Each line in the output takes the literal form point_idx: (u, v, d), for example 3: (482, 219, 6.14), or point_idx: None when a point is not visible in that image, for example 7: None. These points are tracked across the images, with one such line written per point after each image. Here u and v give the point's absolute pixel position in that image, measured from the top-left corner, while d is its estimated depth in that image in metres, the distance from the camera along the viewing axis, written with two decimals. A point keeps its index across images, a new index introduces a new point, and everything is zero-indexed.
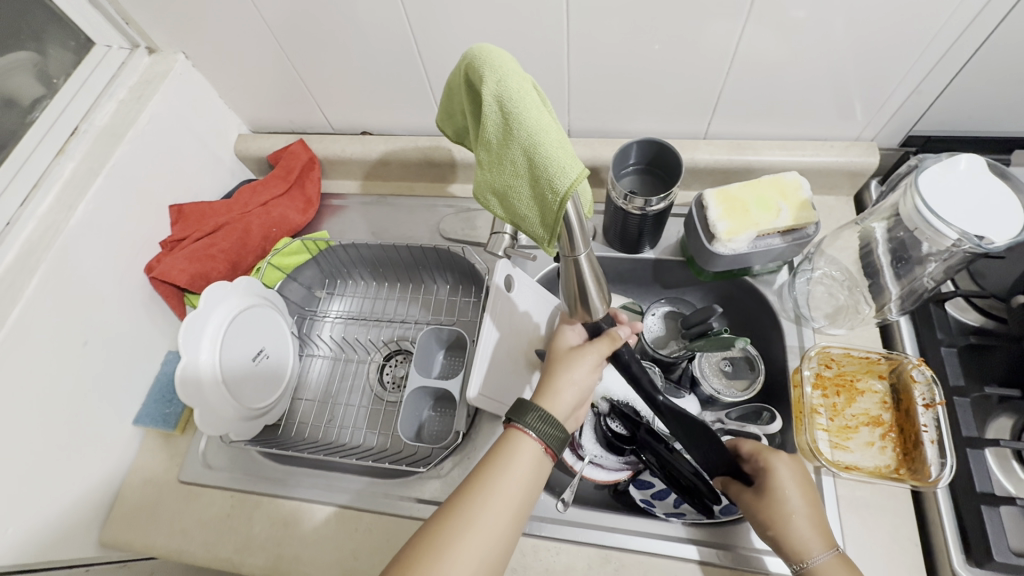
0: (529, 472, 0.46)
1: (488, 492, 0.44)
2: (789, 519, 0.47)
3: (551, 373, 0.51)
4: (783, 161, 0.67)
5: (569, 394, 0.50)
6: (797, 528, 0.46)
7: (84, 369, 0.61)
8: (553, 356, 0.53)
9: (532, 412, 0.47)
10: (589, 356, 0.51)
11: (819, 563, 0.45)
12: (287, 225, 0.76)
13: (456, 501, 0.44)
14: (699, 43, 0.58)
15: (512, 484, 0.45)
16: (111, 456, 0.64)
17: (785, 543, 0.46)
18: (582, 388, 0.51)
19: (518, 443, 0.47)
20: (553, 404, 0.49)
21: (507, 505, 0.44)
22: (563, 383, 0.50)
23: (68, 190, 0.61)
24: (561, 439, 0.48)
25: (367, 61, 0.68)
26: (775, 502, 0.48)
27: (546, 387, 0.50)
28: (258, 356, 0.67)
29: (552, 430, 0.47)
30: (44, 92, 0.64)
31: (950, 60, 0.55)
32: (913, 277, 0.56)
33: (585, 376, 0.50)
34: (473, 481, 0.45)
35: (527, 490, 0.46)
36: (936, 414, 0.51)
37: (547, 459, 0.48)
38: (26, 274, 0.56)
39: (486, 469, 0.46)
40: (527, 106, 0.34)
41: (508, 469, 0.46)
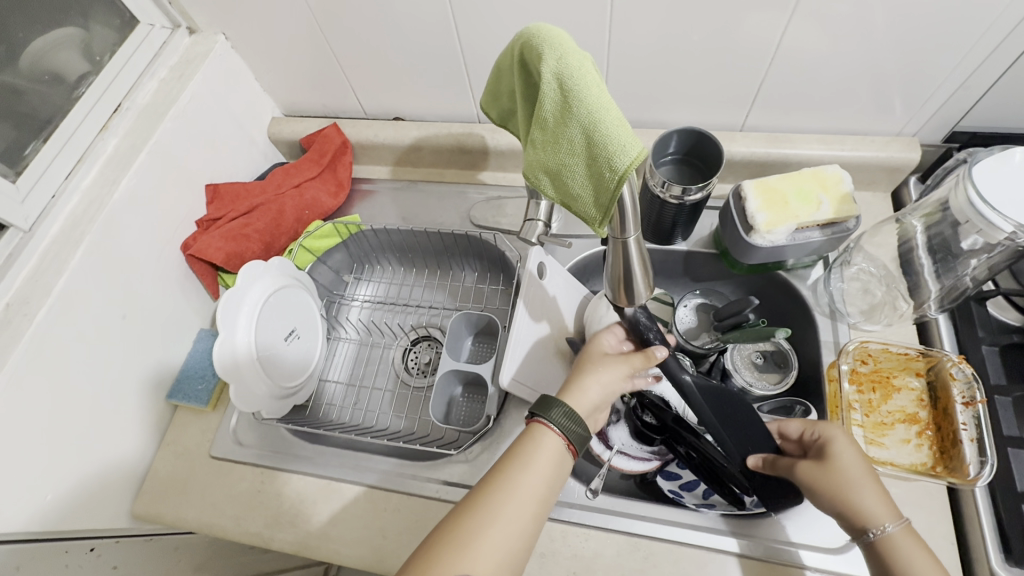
0: (557, 453, 0.47)
1: (523, 468, 0.45)
2: (859, 485, 0.45)
3: (581, 372, 0.52)
4: (822, 155, 0.67)
5: (595, 395, 0.50)
6: (868, 497, 0.44)
7: (124, 341, 0.62)
8: (587, 358, 0.54)
9: (556, 408, 0.47)
10: (622, 366, 0.52)
11: (894, 530, 0.43)
12: (319, 208, 0.77)
13: (500, 465, 0.46)
14: (742, 34, 0.58)
15: (540, 470, 0.45)
16: (146, 429, 0.65)
17: (858, 510, 0.44)
18: (608, 393, 0.51)
19: (541, 435, 0.47)
20: (577, 402, 0.49)
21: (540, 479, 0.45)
22: (591, 382, 0.50)
23: (111, 165, 0.62)
24: (582, 436, 0.48)
25: (403, 45, 0.68)
26: (842, 467, 0.46)
27: (573, 382, 0.51)
28: (291, 336, 0.68)
29: (575, 428, 0.47)
30: (89, 68, 0.64)
31: (1002, 53, 0.53)
32: (956, 275, 0.55)
33: (613, 378, 0.51)
34: (504, 460, 0.46)
35: (557, 466, 0.46)
36: (976, 412, 0.50)
37: (568, 456, 0.47)
38: (71, 247, 0.57)
39: (518, 447, 0.47)
40: (587, 84, 0.34)
41: (539, 449, 0.46)
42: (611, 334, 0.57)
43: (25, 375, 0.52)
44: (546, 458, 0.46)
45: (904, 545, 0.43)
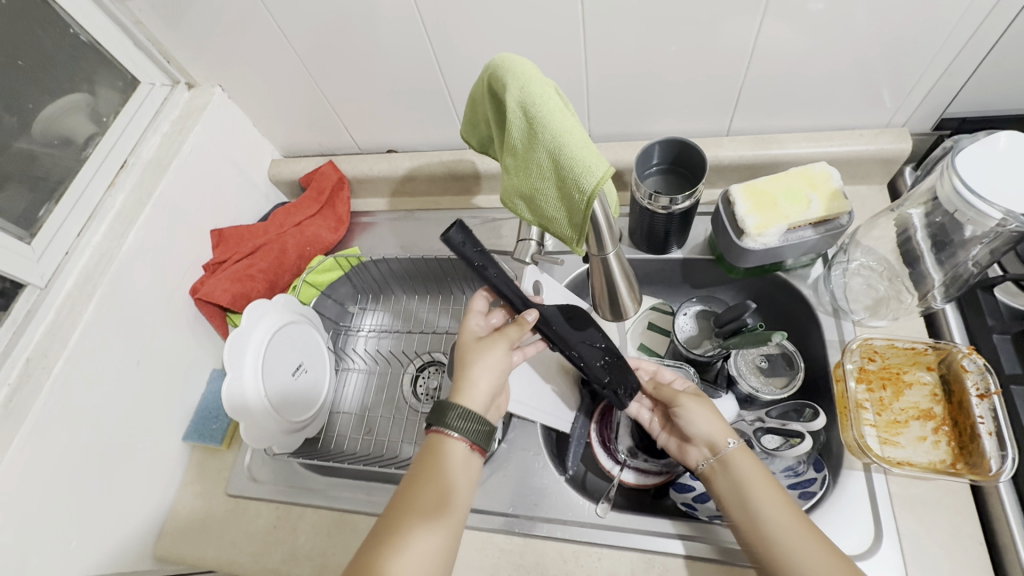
0: (463, 460, 0.48)
1: (430, 483, 0.46)
2: (713, 411, 0.53)
3: (464, 366, 0.50)
4: (811, 153, 0.66)
5: (487, 383, 0.49)
6: (716, 421, 0.52)
7: (138, 387, 0.64)
8: (462, 351, 0.52)
9: (452, 413, 0.48)
10: (497, 345, 0.51)
11: (735, 447, 0.50)
12: (320, 243, 0.79)
13: (410, 486, 0.46)
14: (717, 42, 0.58)
15: (446, 479, 0.46)
16: (164, 471, 0.67)
17: (709, 431, 0.51)
18: (498, 376, 0.50)
19: (444, 445, 0.48)
20: (470, 397, 0.49)
21: (448, 491, 0.46)
22: (478, 372, 0.49)
23: (119, 220, 0.66)
24: (486, 431, 0.49)
25: (391, 81, 0.71)
26: (704, 399, 0.54)
27: (461, 379, 0.49)
28: (298, 371, 0.69)
29: (475, 427, 0.48)
30: (96, 130, 0.67)
31: (982, 36, 0.53)
32: (956, 262, 0.54)
33: (495, 360, 0.50)
34: (413, 479, 0.47)
35: (463, 473, 0.48)
36: (992, 404, 0.49)
37: (476, 456, 0.49)
38: (84, 300, 0.60)
39: (423, 463, 0.47)
40: (550, 110, 0.35)
41: (443, 461, 0.47)
42: (477, 316, 0.54)
43: (44, 427, 0.55)
44: (452, 468, 0.47)
45: (741, 461, 0.49)
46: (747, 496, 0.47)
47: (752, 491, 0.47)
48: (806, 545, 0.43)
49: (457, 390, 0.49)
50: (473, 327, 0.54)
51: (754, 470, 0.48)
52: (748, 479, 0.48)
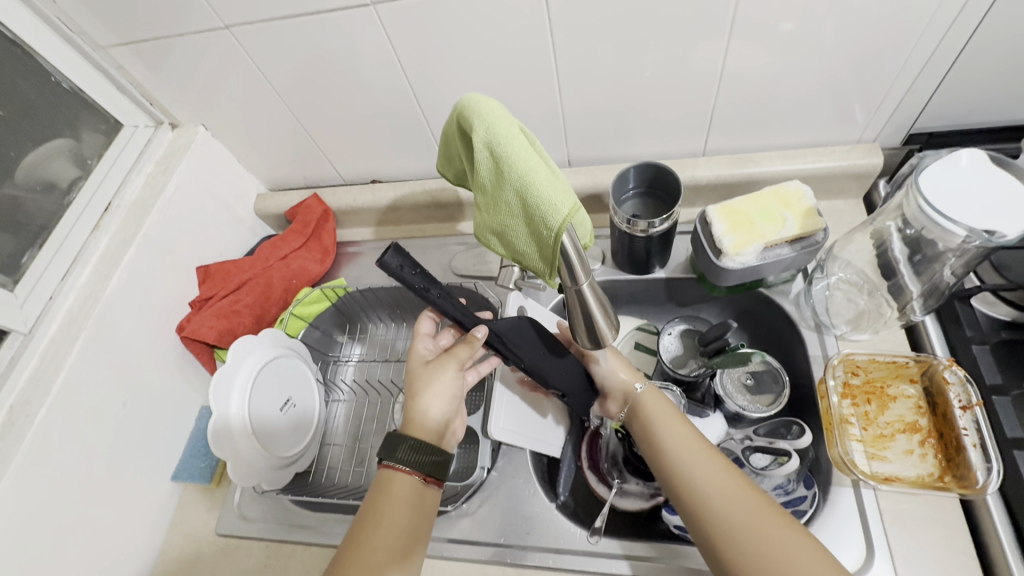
0: (413, 493, 0.49)
1: (378, 522, 0.47)
2: (628, 365, 0.59)
3: (415, 395, 0.53)
4: (786, 171, 0.67)
5: (437, 406, 0.53)
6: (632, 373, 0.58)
7: (124, 429, 0.64)
8: (412, 377, 0.55)
9: (402, 446, 0.50)
10: (444, 368, 0.54)
11: (645, 391, 0.56)
12: (307, 275, 0.80)
13: (361, 528, 0.48)
14: (688, 66, 0.60)
15: (394, 515, 0.48)
16: (152, 513, 0.66)
17: (624, 380, 0.58)
18: (446, 399, 0.53)
19: (393, 481, 0.49)
20: (420, 427, 0.52)
21: (395, 526, 0.48)
22: (428, 400, 0.52)
23: (103, 262, 0.66)
24: (437, 460, 0.51)
25: (372, 115, 0.72)
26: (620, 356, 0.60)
27: (412, 408, 0.52)
28: (286, 406, 0.69)
29: (424, 458, 0.50)
30: (79, 173, 0.68)
31: (942, 51, 0.54)
32: (933, 274, 0.54)
33: (443, 385, 0.53)
34: (363, 519, 0.48)
35: (414, 505, 0.49)
36: (975, 415, 0.49)
37: (431, 487, 0.51)
38: (68, 344, 0.60)
39: (372, 504, 0.49)
40: (516, 149, 0.37)
41: (391, 497, 0.49)
42: (423, 339, 0.58)
43: (28, 474, 0.54)
44: (400, 504, 0.48)
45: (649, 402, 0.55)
46: (652, 429, 0.53)
47: (660, 423, 0.53)
48: (695, 462, 0.48)
49: (408, 418, 0.52)
50: (422, 350, 0.58)
51: (660, 408, 0.54)
52: (654, 416, 0.53)
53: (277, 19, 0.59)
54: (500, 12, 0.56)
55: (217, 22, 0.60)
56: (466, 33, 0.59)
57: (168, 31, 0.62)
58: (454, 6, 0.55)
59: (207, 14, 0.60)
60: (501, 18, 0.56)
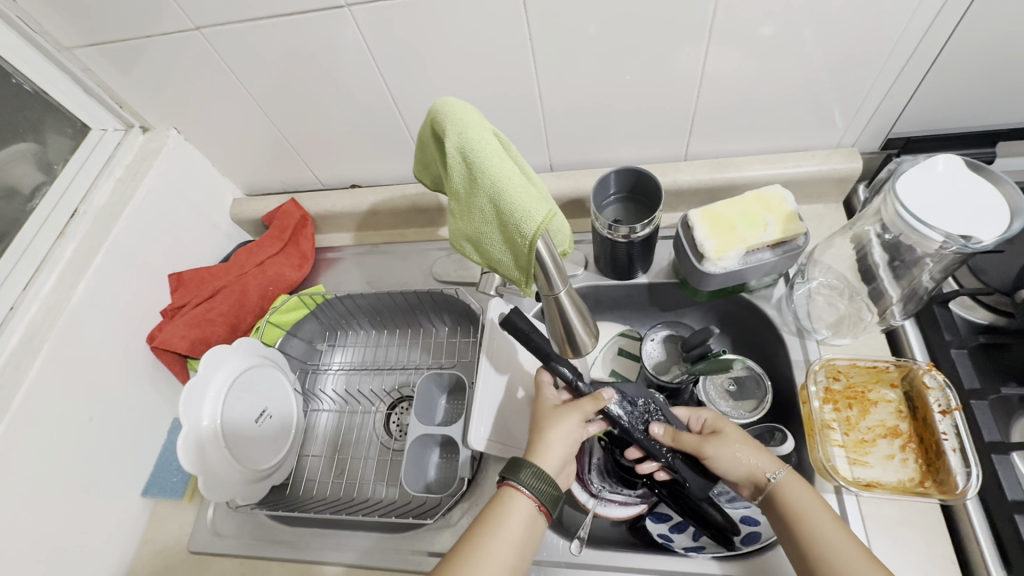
0: (528, 518, 0.48)
1: (490, 539, 0.46)
2: (749, 443, 0.52)
3: (541, 429, 0.52)
4: (766, 175, 0.67)
5: (560, 451, 0.51)
6: (757, 453, 0.51)
7: (89, 444, 0.61)
8: (540, 417, 0.54)
9: (526, 469, 0.49)
10: (573, 415, 0.52)
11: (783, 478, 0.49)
12: (284, 282, 0.78)
13: (474, 531, 0.47)
14: (668, 70, 0.59)
15: (509, 535, 0.47)
16: (120, 531, 0.64)
17: (754, 464, 0.50)
18: (570, 444, 0.52)
19: (513, 501, 0.48)
20: (543, 461, 0.50)
21: (505, 549, 0.46)
22: (554, 438, 0.51)
23: (68, 271, 0.64)
24: (553, 496, 0.49)
25: (350, 118, 0.70)
26: (733, 431, 0.53)
27: (537, 442, 0.52)
28: (261, 417, 0.67)
29: (546, 488, 0.49)
30: (44, 178, 0.66)
31: (919, 56, 0.55)
32: (912, 279, 0.54)
33: (572, 429, 0.52)
34: (478, 526, 0.48)
35: (526, 534, 0.47)
36: (954, 420, 0.49)
37: (540, 517, 0.49)
38: (30, 357, 0.58)
39: (487, 515, 0.48)
40: (489, 155, 0.36)
41: (507, 517, 0.47)
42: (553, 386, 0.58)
43: None
44: (514, 531, 0.47)
45: (791, 491, 0.48)
46: (801, 524, 0.46)
47: (811, 518, 0.46)
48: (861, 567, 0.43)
49: (533, 451, 0.51)
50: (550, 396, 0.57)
51: (806, 498, 0.47)
52: (800, 507, 0.47)
53: (250, 21, 0.58)
54: (477, 15, 0.55)
55: (188, 24, 0.59)
56: (443, 36, 0.58)
57: (137, 33, 0.60)
58: (432, 8, 0.54)
59: (176, 15, 0.58)
60: (478, 21, 0.55)
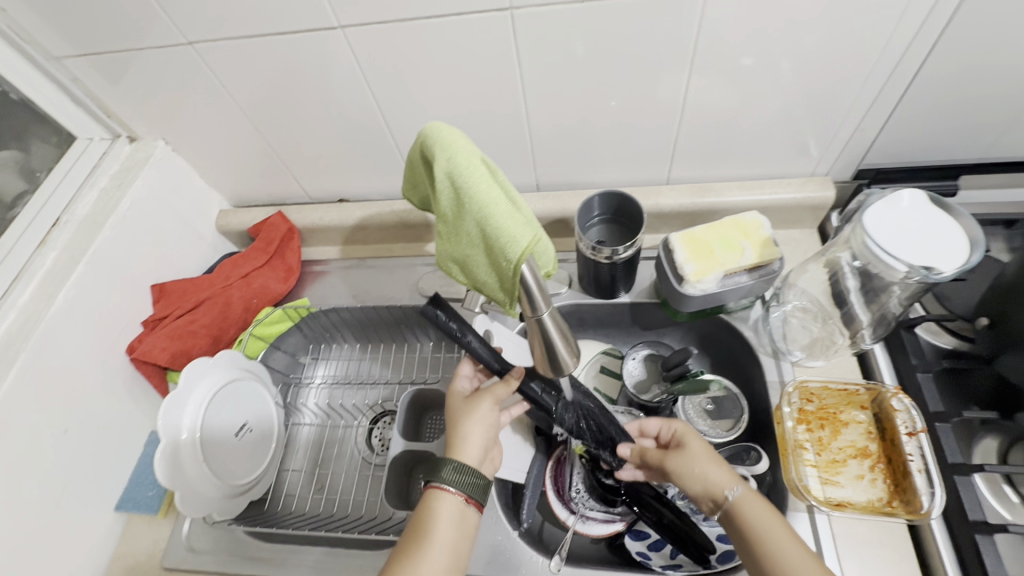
0: (457, 515, 0.49)
1: (423, 549, 0.46)
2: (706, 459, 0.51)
3: (457, 423, 0.53)
4: (744, 202, 0.70)
5: (478, 439, 0.52)
6: (714, 470, 0.49)
7: (64, 457, 0.60)
8: (451, 412, 0.55)
9: (446, 467, 0.49)
10: (485, 401, 0.54)
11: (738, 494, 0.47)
12: (268, 294, 0.77)
13: (406, 544, 0.47)
14: (652, 98, 0.62)
15: (441, 538, 0.47)
16: (91, 547, 0.62)
17: (708, 480, 0.49)
18: (488, 430, 0.53)
19: (440, 503, 0.49)
20: (462, 453, 0.51)
21: (441, 554, 0.46)
22: (470, 429, 0.52)
23: (48, 281, 0.63)
24: (481, 485, 0.50)
25: (340, 134, 0.71)
26: (692, 445, 0.52)
27: (453, 436, 0.52)
28: (241, 431, 0.67)
29: (469, 479, 0.50)
30: (27, 186, 0.66)
31: (888, 93, 0.58)
32: (881, 304, 0.56)
33: (485, 415, 0.53)
34: (408, 539, 0.47)
35: (461, 530, 0.48)
36: (920, 442, 0.51)
37: (471, 508, 0.50)
38: (4, 367, 0.57)
39: (417, 526, 0.48)
40: (476, 180, 0.37)
41: (437, 521, 0.48)
42: (463, 378, 0.59)
43: None
44: (446, 532, 0.47)
45: (746, 507, 0.46)
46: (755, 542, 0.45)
47: (764, 536, 0.44)
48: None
49: (451, 446, 0.52)
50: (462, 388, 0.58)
51: (761, 514, 0.46)
52: (754, 526, 0.45)
53: (243, 37, 0.58)
54: (468, 40, 0.57)
55: (180, 38, 0.59)
56: (435, 60, 0.59)
57: (128, 45, 0.61)
58: (424, 32, 0.56)
59: (169, 29, 0.58)
60: (470, 45, 0.57)
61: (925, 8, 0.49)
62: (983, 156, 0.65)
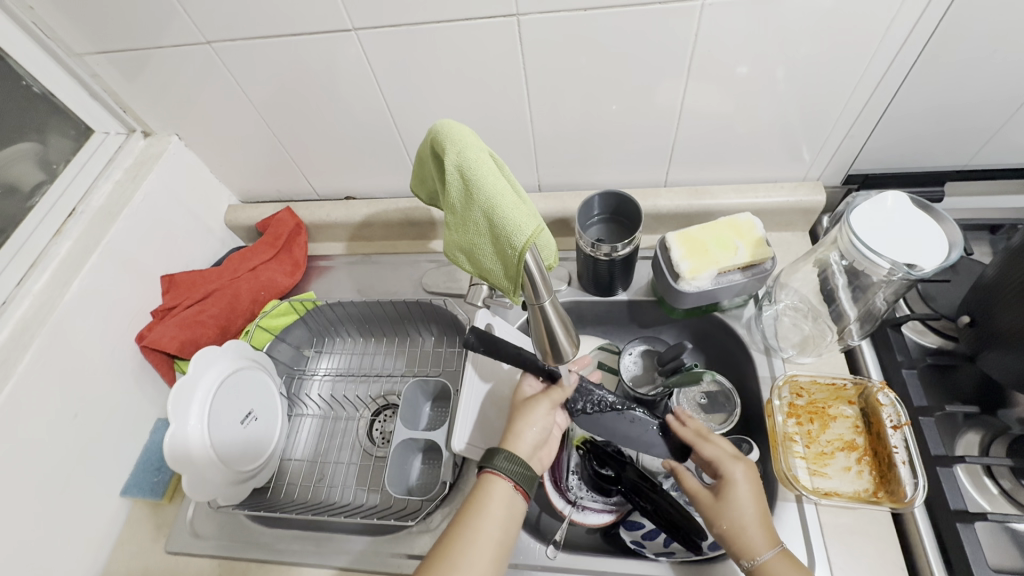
0: (507, 500, 0.51)
1: (476, 522, 0.49)
2: (743, 523, 0.49)
3: (514, 418, 0.57)
4: (738, 204, 0.72)
5: (531, 436, 0.56)
6: (749, 532, 0.48)
7: (73, 441, 0.62)
8: (513, 408, 0.59)
9: (499, 455, 0.52)
10: (544, 403, 0.57)
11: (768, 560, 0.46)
12: (275, 287, 0.79)
13: (461, 515, 0.50)
14: (651, 103, 0.64)
15: (494, 516, 0.49)
16: (97, 530, 0.63)
17: (738, 542, 0.48)
18: (542, 430, 0.56)
19: (492, 485, 0.51)
20: (515, 445, 0.54)
21: (492, 531, 0.49)
22: (525, 425, 0.56)
23: (62, 269, 0.65)
24: (529, 476, 0.52)
25: (349, 133, 0.73)
26: (732, 506, 0.50)
27: (508, 430, 0.56)
28: (247, 418, 0.68)
29: (519, 469, 0.52)
30: (44, 177, 0.68)
31: (874, 102, 0.61)
32: (868, 302, 0.59)
33: (541, 417, 0.57)
34: (463, 512, 0.50)
35: (509, 516, 0.50)
36: (904, 434, 0.53)
37: (520, 498, 0.52)
38: (19, 351, 0.58)
39: (470, 501, 0.51)
40: (484, 173, 0.39)
41: (489, 501, 0.50)
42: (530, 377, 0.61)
43: None
44: (497, 513, 0.50)
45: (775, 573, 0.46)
46: None
47: None
48: None
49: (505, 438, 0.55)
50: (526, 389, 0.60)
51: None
52: None
53: (260, 38, 0.61)
54: (475, 45, 0.59)
55: (199, 38, 0.62)
56: (443, 63, 0.62)
57: (148, 43, 0.63)
58: (434, 36, 0.59)
59: (189, 29, 0.61)
60: (477, 50, 0.60)
61: (909, 22, 0.52)
62: (968, 164, 0.67)
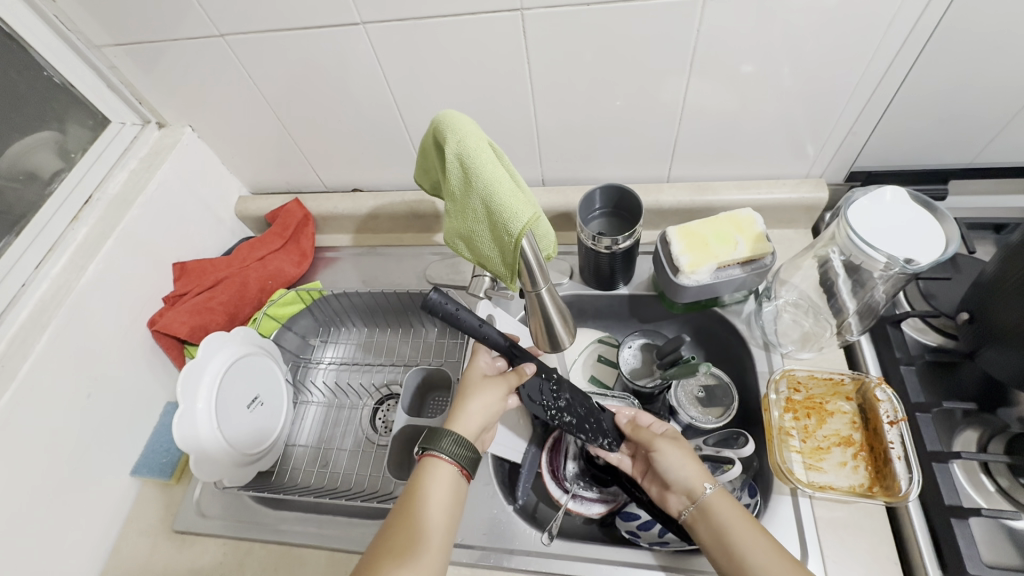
0: (453, 483, 0.51)
1: (424, 508, 0.48)
2: (691, 463, 0.53)
3: (463, 399, 0.55)
4: (740, 200, 0.73)
5: (479, 418, 0.54)
6: (695, 472, 0.52)
7: (85, 420, 0.64)
8: (465, 384, 0.57)
9: (447, 437, 0.51)
10: (499, 387, 0.55)
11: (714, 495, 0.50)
12: (283, 276, 0.81)
13: (406, 506, 0.49)
14: (655, 99, 0.65)
15: (441, 500, 0.49)
16: (108, 507, 0.65)
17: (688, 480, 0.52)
18: (491, 413, 0.54)
19: (439, 469, 0.51)
20: (463, 426, 0.53)
21: (440, 515, 0.48)
22: (475, 407, 0.54)
23: (79, 254, 0.67)
24: (475, 459, 0.53)
25: (356, 126, 0.75)
26: (680, 449, 0.55)
27: (458, 410, 0.54)
28: (253, 404, 0.70)
29: (466, 451, 0.52)
30: (62, 166, 0.70)
31: (878, 99, 0.61)
32: (868, 295, 0.58)
33: (492, 400, 0.55)
34: (407, 502, 0.49)
35: (455, 499, 0.50)
36: (901, 430, 0.53)
37: (464, 480, 0.52)
38: (38, 331, 0.60)
39: (415, 489, 0.50)
40: (483, 162, 0.40)
41: (435, 486, 0.50)
42: (486, 355, 0.60)
43: None
44: (443, 497, 0.49)
45: (719, 504, 0.49)
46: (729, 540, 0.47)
47: (738, 535, 0.47)
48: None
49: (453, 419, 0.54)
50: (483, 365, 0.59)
51: (732, 513, 0.48)
52: (728, 526, 0.48)
53: (271, 32, 0.62)
54: (480, 40, 0.60)
55: (212, 31, 0.63)
56: (449, 57, 0.63)
57: (163, 35, 0.65)
58: (441, 30, 0.60)
59: (203, 23, 0.63)
60: (482, 45, 0.61)
61: (912, 19, 0.52)
62: (972, 162, 0.67)
